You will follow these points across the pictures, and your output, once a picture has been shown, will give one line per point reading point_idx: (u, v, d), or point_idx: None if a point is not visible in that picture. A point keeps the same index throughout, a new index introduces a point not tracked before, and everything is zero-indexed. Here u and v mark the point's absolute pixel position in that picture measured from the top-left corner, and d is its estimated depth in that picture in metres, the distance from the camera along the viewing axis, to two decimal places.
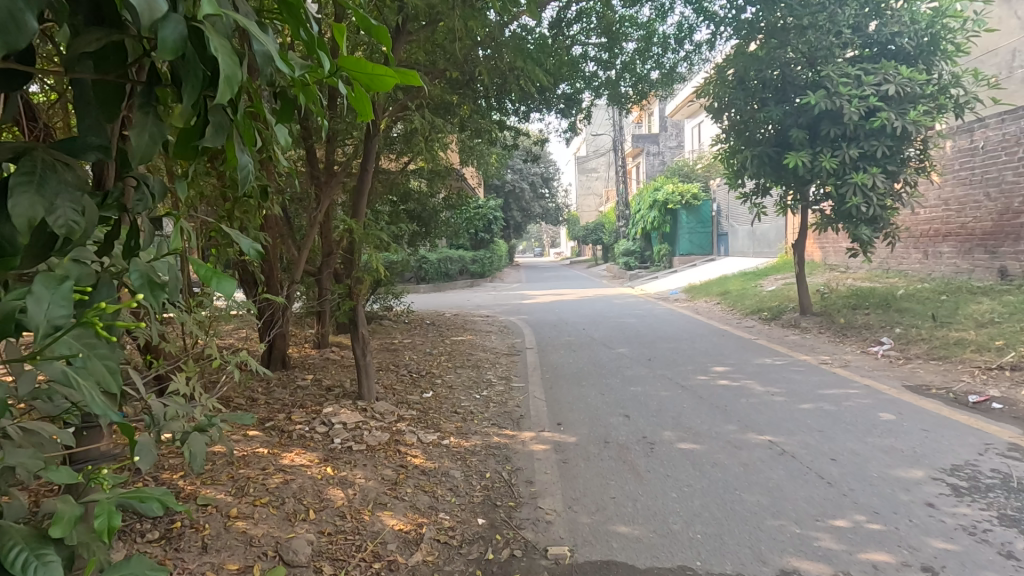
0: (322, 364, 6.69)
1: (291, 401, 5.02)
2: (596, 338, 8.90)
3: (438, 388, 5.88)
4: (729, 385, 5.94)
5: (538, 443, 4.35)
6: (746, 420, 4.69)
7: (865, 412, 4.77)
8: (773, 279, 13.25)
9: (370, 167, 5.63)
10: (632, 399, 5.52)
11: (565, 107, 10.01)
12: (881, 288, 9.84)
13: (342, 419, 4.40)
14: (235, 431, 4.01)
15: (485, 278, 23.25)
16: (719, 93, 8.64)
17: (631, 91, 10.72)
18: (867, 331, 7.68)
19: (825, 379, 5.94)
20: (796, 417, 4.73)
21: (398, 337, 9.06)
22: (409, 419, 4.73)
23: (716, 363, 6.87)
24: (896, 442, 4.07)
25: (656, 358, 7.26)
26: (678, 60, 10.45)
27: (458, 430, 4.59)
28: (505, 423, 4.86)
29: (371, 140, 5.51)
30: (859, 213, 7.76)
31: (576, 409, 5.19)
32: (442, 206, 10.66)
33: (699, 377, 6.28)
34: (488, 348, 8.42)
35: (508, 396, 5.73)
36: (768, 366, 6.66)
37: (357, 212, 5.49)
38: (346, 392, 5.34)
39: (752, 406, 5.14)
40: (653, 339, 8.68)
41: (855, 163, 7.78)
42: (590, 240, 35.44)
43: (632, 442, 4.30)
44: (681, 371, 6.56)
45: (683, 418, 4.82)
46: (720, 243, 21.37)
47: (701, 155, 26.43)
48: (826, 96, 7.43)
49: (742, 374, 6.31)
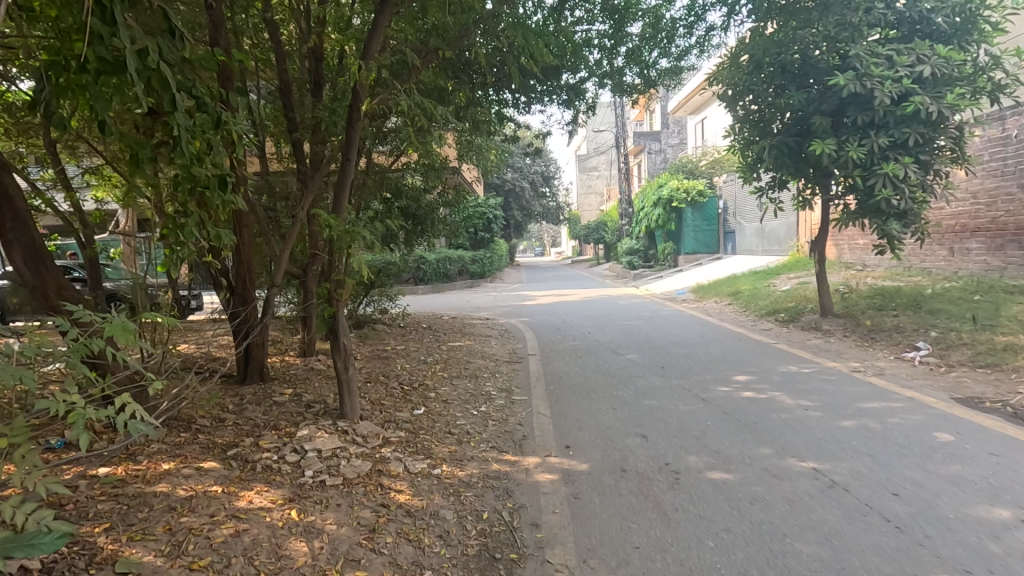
0: (305, 374, 6.10)
1: (264, 422, 4.42)
2: (604, 343, 8.31)
3: (432, 403, 5.28)
4: (755, 397, 5.34)
5: (544, 472, 3.76)
6: (783, 442, 4.10)
7: (917, 431, 4.18)
8: (786, 278, 12.65)
9: (353, 157, 5.05)
10: (649, 415, 4.92)
11: (568, 98, 9.43)
12: (906, 287, 9.24)
13: (317, 445, 3.80)
14: (187, 464, 3.42)
15: (485, 279, 22.63)
16: (735, 80, 8.05)
17: (637, 80, 10.13)
18: (898, 334, 7.07)
19: (861, 391, 5.33)
20: (838, 438, 4.13)
21: (391, 343, 8.47)
22: (396, 443, 4.14)
23: (737, 372, 6.28)
24: (965, 471, 3.47)
25: (670, 366, 6.67)
26: (687, 49, 9.85)
27: (451, 457, 3.99)
28: (506, 446, 4.27)
29: (351, 126, 4.92)
30: (889, 207, 7.16)
31: (586, 428, 4.60)
32: (437, 203, 10.08)
33: (720, 388, 5.69)
34: (487, 354, 7.82)
35: (508, 412, 5.14)
36: (794, 374, 6.07)
37: (339, 205, 4.89)
38: (327, 410, 4.75)
39: (785, 423, 4.54)
40: (663, 344, 8.09)
41: (884, 153, 7.18)
42: (592, 239, 34.78)
43: (653, 470, 3.71)
44: (699, 381, 5.96)
45: (709, 440, 4.22)
46: (726, 242, 20.72)
47: (705, 152, 25.79)
48: (855, 77, 6.83)
49: (767, 385, 5.71)
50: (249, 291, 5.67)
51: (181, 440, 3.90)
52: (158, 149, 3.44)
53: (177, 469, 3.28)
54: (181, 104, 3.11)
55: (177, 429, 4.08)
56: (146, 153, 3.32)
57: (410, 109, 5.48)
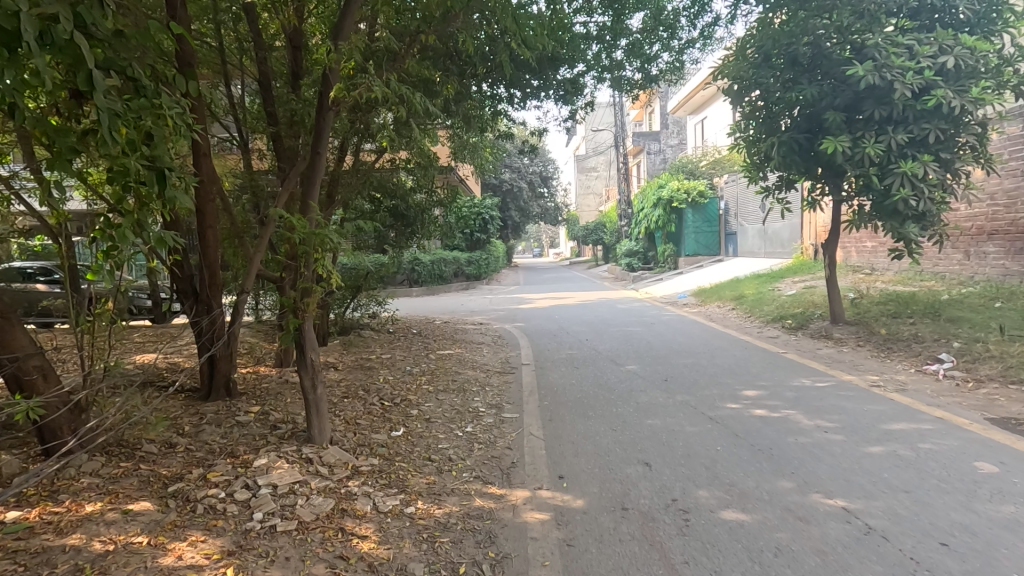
0: (278, 388, 5.62)
1: (219, 448, 3.94)
2: (603, 351, 7.85)
3: (412, 423, 4.80)
4: (768, 417, 4.86)
5: (533, 510, 3.28)
6: (804, 473, 3.62)
7: (955, 461, 3.70)
8: (791, 282, 12.21)
9: (324, 149, 4.56)
10: (651, 437, 4.45)
11: (566, 93, 8.98)
12: (921, 292, 8.78)
13: (272, 479, 3.32)
14: (115, 504, 2.94)
15: (481, 281, 22.14)
16: (741, 73, 7.60)
17: (637, 75, 9.71)
18: (917, 345, 6.60)
19: (884, 409, 4.86)
20: (866, 469, 3.65)
21: (377, 351, 8.00)
22: (366, 473, 3.66)
23: (746, 386, 5.81)
24: (1021, 512, 3.00)
25: (674, 379, 6.19)
26: (689, 44, 9.42)
27: (428, 490, 3.52)
28: (492, 476, 3.80)
29: (321, 116, 4.43)
30: (907, 208, 6.70)
31: (582, 454, 4.12)
32: (428, 203, 9.59)
33: (729, 404, 5.21)
34: (477, 364, 7.33)
35: (497, 433, 4.67)
36: (809, 389, 5.61)
37: (307, 203, 4.39)
38: (294, 432, 4.27)
39: (804, 449, 4.06)
40: (666, 353, 7.62)
41: (901, 150, 6.73)
42: (591, 240, 34.31)
43: (659, 508, 3.23)
44: (705, 396, 5.50)
45: (720, 469, 3.74)
46: (728, 243, 20.22)
47: (706, 152, 25.36)
48: (873, 68, 6.37)
49: (779, 402, 5.23)
50: (215, 297, 5.22)
51: (119, 471, 3.42)
52: (84, 137, 2.95)
53: (100, 513, 2.80)
54: (100, 83, 2.61)
55: (115, 459, 3.57)
56: (65, 141, 2.83)
57: (389, 96, 4.98)
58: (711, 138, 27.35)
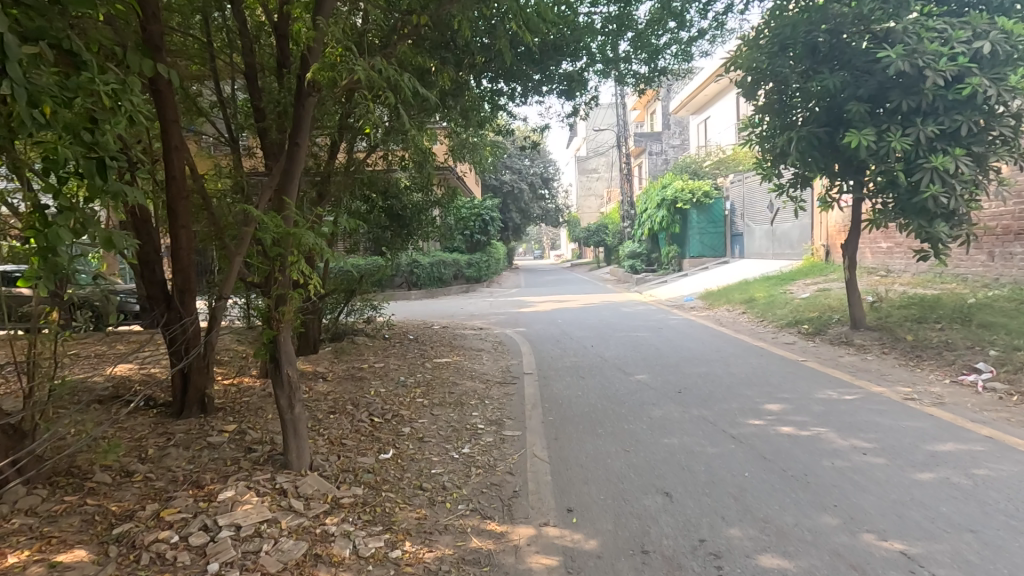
0: (260, 403, 5.16)
1: (184, 475, 3.49)
2: (610, 359, 7.39)
3: (404, 444, 4.35)
4: (796, 435, 4.40)
5: (539, 554, 2.83)
6: (849, 507, 3.15)
7: (1021, 491, 3.24)
8: (803, 285, 11.75)
9: (304, 139, 4.09)
10: (669, 460, 3.99)
11: (568, 88, 8.57)
12: (945, 295, 8.33)
13: (235, 517, 2.87)
14: (45, 556, 2.51)
15: (481, 284, 21.64)
16: (756, 64, 7.16)
17: (644, 69, 9.29)
18: (949, 353, 6.14)
19: (925, 427, 4.40)
20: (919, 502, 3.19)
21: (370, 359, 7.55)
22: (348, 507, 3.20)
23: (767, 399, 5.35)
24: None
25: (688, 391, 5.73)
26: (699, 36, 8.98)
27: (417, 528, 3.06)
28: (491, 509, 3.35)
29: (300, 99, 3.96)
30: (936, 206, 6.24)
31: (592, 481, 3.66)
32: (425, 203, 9.14)
33: (751, 420, 4.75)
34: (476, 374, 6.87)
35: (497, 455, 4.21)
36: (837, 403, 5.15)
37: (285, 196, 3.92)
38: (271, 455, 3.82)
39: (844, 476, 3.60)
40: (676, 361, 7.16)
41: (930, 144, 6.28)
42: (593, 242, 33.86)
43: (685, 552, 2.78)
44: (724, 410, 5.04)
45: (751, 501, 3.28)
46: (734, 245, 19.76)
47: (710, 152, 24.93)
48: (904, 54, 5.92)
49: (806, 417, 4.76)
50: (189, 302, 4.78)
51: (60, 508, 2.97)
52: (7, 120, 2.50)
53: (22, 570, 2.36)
54: (14, 49, 2.17)
55: (60, 493, 3.12)
56: None
57: (377, 80, 4.50)
58: (715, 137, 26.94)
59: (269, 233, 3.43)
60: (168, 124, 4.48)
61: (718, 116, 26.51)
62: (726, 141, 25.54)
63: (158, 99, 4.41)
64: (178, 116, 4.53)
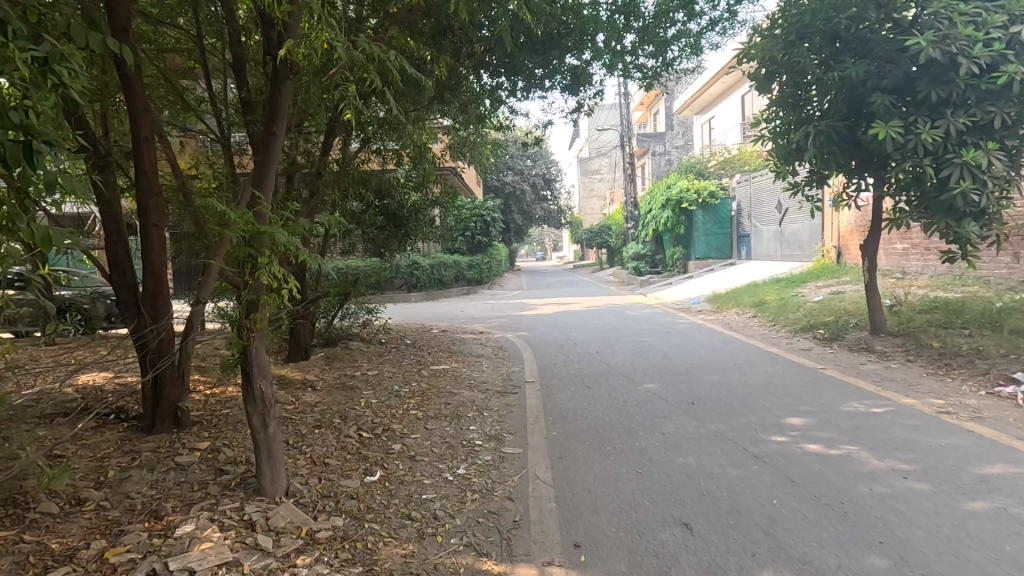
0: (239, 416, 4.79)
1: (142, 504, 3.12)
2: (617, 367, 6.98)
3: (392, 464, 3.95)
4: (825, 454, 4.00)
5: None
6: (899, 545, 2.75)
7: None
8: (815, 288, 11.36)
9: (281, 129, 3.64)
10: (687, 484, 3.59)
11: (572, 83, 8.24)
12: (968, 299, 7.92)
13: (190, 559, 2.49)
14: None
15: (482, 285, 21.27)
16: (770, 55, 6.79)
17: (650, 62, 8.94)
18: (981, 362, 5.73)
19: (967, 445, 3.99)
20: (979, 540, 2.79)
21: (363, 366, 7.17)
22: (324, 543, 2.81)
23: (789, 412, 4.94)
24: None
25: (701, 403, 5.33)
26: (707, 29, 8.61)
27: (402, 569, 2.67)
28: (489, 544, 2.96)
29: (276, 79, 3.54)
30: (966, 204, 5.83)
31: (602, 510, 3.27)
32: (422, 203, 8.78)
33: (774, 436, 4.35)
34: (475, 382, 6.46)
35: (495, 477, 3.82)
36: (865, 417, 4.75)
37: (262, 185, 3.46)
38: (243, 479, 3.44)
39: (886, 505, 3.20)
40: (687, 369, 6.76)
41: (960, 137, 5.88)
42: (596, 244, 33.44)
43: None
44: (742, 425, 4.64)
45: (784, 536, 2.89)
46: (740, 246, 19.31)
47: (715, 152, 24.59)
48: (935, 39, 5.59)
49: (835, 434, 4.36)
50: (160, 307, 4.35)
51: None
52: None
53: None
54: None
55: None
56: None
57: (356, 60, 4.06)
58: (720, 137, 26.59)
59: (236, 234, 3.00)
60: (137, 113, 4.13)
61: (723, 116, 26.19)
62: (731, 141, 25.16)
63: (127, 88, 4.08)
64: (149, 106, 4.19)
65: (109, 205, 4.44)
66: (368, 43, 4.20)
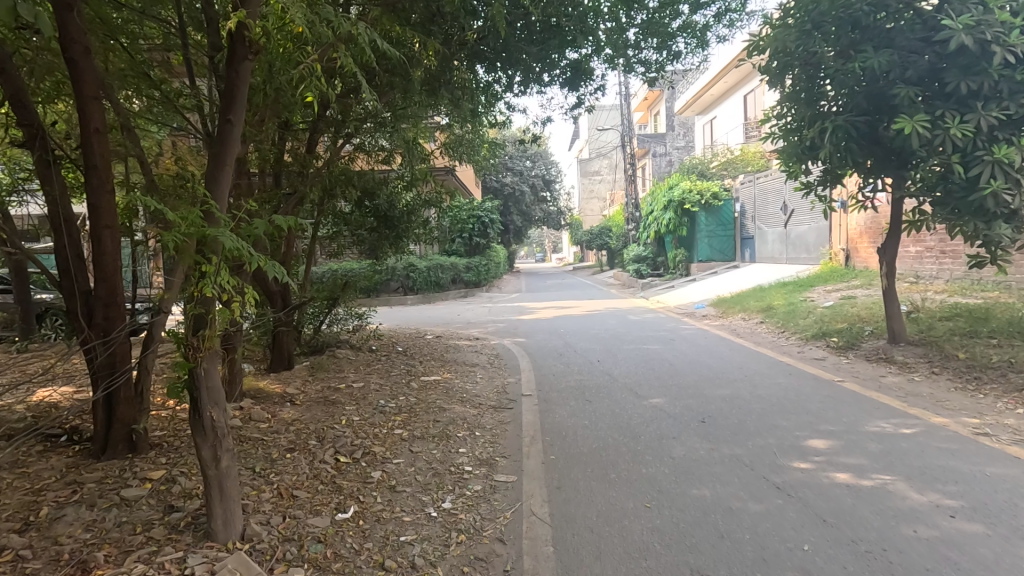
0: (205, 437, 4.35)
1: (70, 552, 2.69)
2: (619, 379, 6.53)
3: (369, 497, 3.51)
4: (856, 485, 3.56)
5: None
6: None
7: None
8: (825, 292, 10.92)
9: (241, 116, 3.11)
10: (702, 522, 3.15)
11: (572, 78, 7.82)
12: (992, 305, 7.48)
13: None
14: None
15: (480, 288, 20.82)
16: (783, 46, 6.36)
17: (654, 56, 8.51)
18: (1016, 376, 5.30)
19: (1017, 475, 3.55)
20: None
21: (349, 377, 6.72)
22: None
23: (810, 433, 4.50)
24: None
25: (713, 421, 4.89)
26: (714, 21, 8.18)
27: None
28: None
29: (232, 60, 3.07)
30: (999, 204, 5.39)
31: (606, 556, 2.84)
32: (414, 203, 8.34)
33: (796, 462, 3.91)
34: (467, 396, 6.00)
35: (484, 513, 3.38)
36: (896, 438, 4.30)
37: (219, 178, 2.95)
38: (195, 518, 3.00)
39: (936, 552, 2.76)
40: (695, 381, 6.31)
41: (991, 133, 5.45)
42: (596, 245, 32.98)
43: None
44: (760, 449, 4.19)
45: None
46: (744, 248, 18.86)
47: (717, 153, 24.19)
48: (967, 26, 5.20)
49: (864, 459, 3.92)
50: (114, 319, 3.89)
51: None
52: None
53: None
54: None
55: None
56: None
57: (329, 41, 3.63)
58: (722, 137, 26.18)
59: (175, 239, 2.55)
60: (85, 101, 3.69)
61: (725, 116, 25.78)
62: (733, 141, 24.76)
63: (74, 74, 3.65)
64: (100, 94, 3.76)
65: (57, 206, 4.00)
66: (336, 18, 3.74)
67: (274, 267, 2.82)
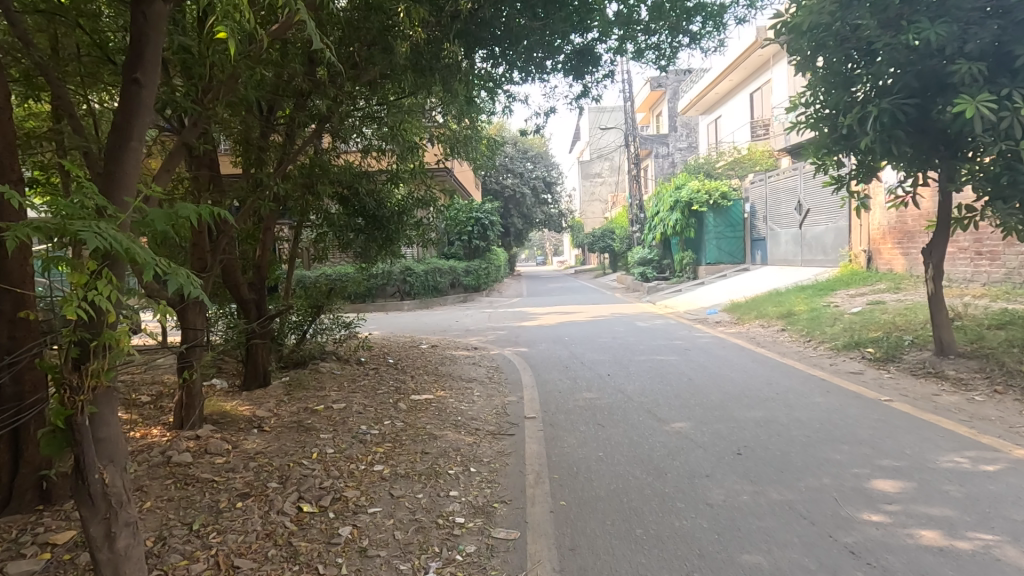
0: (141, 480, 3.61)
1: None
2: (634, 398, 5.76)
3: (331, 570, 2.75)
4: (952, 547, 2.80)
5: None
6: None
7: None
8: (849, 297, 10.20)
9: (155, 80, 2.36)
10: None
11: (578, 65, 7.11)
12: None
13: None
14: None
15: (480, 292, 20.09)
16: (817, 21, 5.62)
17: (665, 41, 7.79)
18: None
19: None
20: None
21: (331, 395, 5.98)
22: None
23: (873, 471, 3.74)
24: None
25: (751, 453, 4.13)
26: (732, 1, 7.43)
27: None
28: None
29: (132, 21, 2.36)
30: None
31: None
32: (405, 202, 7.60)
33: (866, 513, 3.16)
34: (462, 419, 5.25)
35: None
36: (981, 479, 3.54)
37: (127, 179, 2.20)
38: None
39: None
40: (722, 401, 5.54)
41: None
42: (599, 248, 32.24)
43: None
44: (817, 494, 3.42)
45: None
46: (755, 250, 18.13)
47: (723, 152, 23.43)
48: None
49: (950, 510, 3.17)
50: (20, 339, 3.10)
51: None
52: None
53: None
54: None
55: None
56: None
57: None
58: (727, 137, 25.50)
59: (24, 241, 1.75)
60: None
61: (732, 114, 25.05)
62: (740, 140, 23.99)
63: None
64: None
65: None
66: None
67: (191, 281, 2.06)
